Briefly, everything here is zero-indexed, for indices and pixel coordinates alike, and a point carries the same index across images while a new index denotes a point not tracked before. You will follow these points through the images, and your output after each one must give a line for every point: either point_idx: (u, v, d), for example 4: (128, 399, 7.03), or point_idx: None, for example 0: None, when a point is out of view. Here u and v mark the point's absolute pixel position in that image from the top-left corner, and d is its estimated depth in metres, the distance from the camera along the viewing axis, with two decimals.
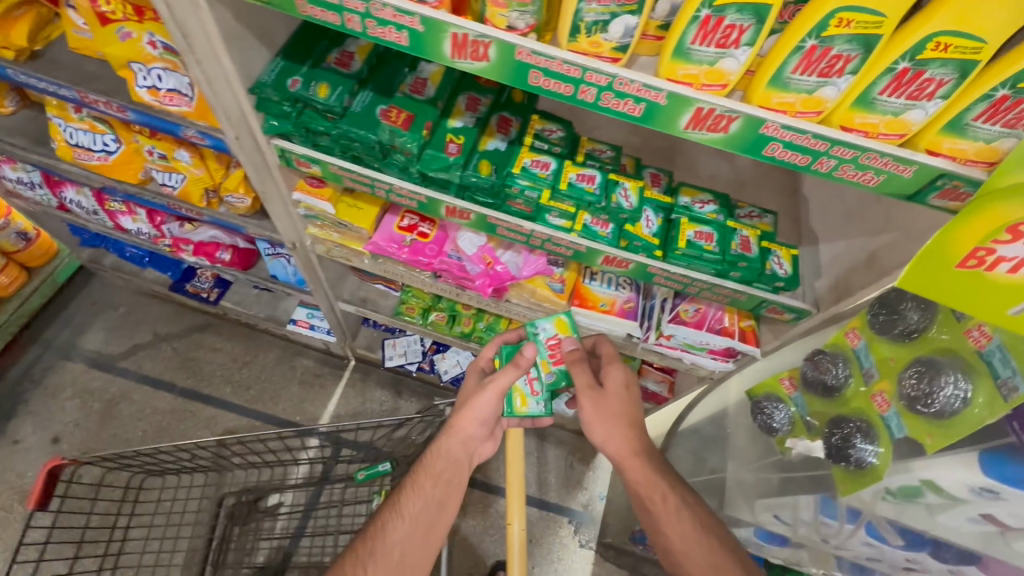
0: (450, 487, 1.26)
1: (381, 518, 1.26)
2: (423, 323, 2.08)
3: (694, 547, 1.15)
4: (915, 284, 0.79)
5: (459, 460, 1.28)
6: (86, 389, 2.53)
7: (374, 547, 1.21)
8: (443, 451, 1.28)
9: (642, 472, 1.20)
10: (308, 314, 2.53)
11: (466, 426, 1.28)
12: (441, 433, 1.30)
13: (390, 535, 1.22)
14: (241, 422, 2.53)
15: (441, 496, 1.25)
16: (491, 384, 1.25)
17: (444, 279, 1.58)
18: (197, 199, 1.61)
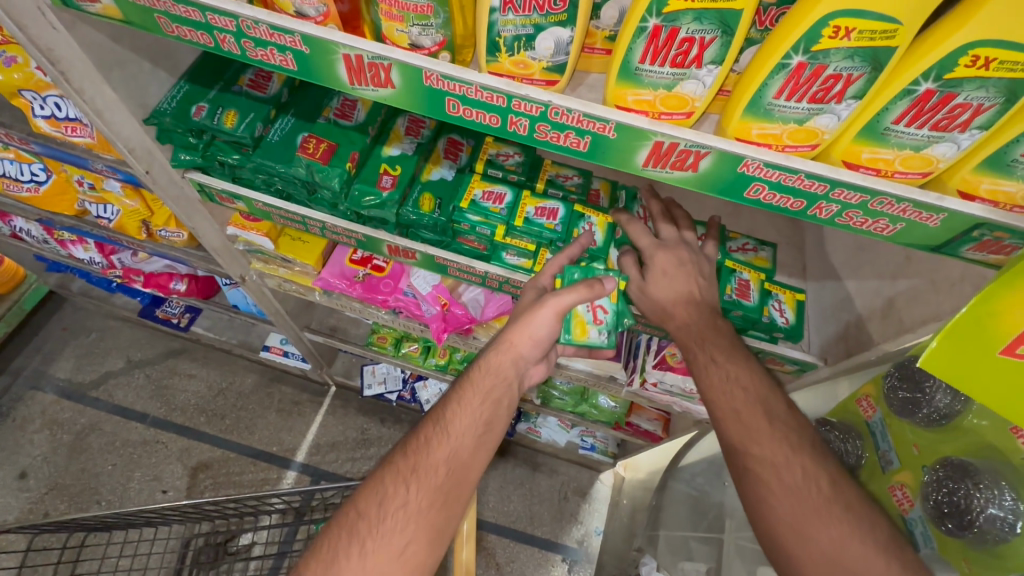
0: (504, 408, 0.90)
1: (423, 429, 0.86)
2: (395, 353, 1.92)
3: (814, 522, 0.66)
4: (943, 369, 0.59)
5: (514, 375, 0.93)
6: (55, 420, 2.41)
7: (415, 464, 0.81)
8: (493, 364, 0.92)
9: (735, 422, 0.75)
10: (281, 341, 2.40)
11: (520, 341, 0.94)
12: (490, 346, 0.96)
13: (436, 452, 0.82)
14: (215, 455, 2.39)
15: (494, 414, 0.88)
16: (551, 299, 0.92)
17: (404, 316, 1.41)
18: (135, 232, 1.47)
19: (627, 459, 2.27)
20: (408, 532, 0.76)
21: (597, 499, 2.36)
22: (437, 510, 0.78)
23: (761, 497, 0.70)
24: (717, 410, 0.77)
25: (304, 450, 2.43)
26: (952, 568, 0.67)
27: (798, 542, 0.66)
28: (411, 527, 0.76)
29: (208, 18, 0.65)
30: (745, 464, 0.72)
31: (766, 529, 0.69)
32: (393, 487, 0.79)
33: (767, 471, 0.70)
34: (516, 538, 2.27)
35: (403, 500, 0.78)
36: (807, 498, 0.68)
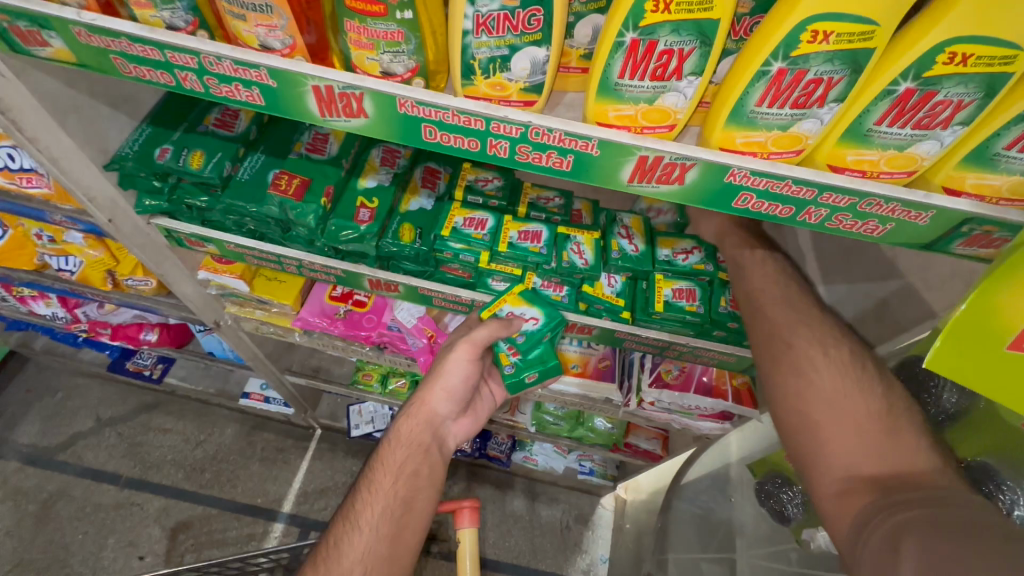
0: (422, 478, 0.95)
1: (335, 531, 0.89)
2: (382, 390, 1.85)
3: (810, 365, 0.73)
4: (950, 366, 0.57)
5: (427, 441, 1.00)
6: (19, 490, 2.25)
7: (328, 568, 0.83)
8: (405, 435, 1.00)
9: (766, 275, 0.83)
10: (261, 386, 2.31)
11: (432, 398, 1.03)
12: (402, 416, 1.04)
13: (348, 551, 0.85)
14: (195, 513, 2.25)
15: (411, 488, 0.94)
16: (463, 340, 0.99)
17: (390, 351, 1.35)
18: (99, 283, 1.40)
19: (627, 481, 2.22)
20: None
21: (600, 526, 2.27)
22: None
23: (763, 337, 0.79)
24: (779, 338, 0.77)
25: (291, 499, 2.32)
26: None
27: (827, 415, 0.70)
28: None
29: (167, 56, 0.62)
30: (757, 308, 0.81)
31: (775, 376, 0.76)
32: None
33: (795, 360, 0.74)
34: (519, 574, 2.17)
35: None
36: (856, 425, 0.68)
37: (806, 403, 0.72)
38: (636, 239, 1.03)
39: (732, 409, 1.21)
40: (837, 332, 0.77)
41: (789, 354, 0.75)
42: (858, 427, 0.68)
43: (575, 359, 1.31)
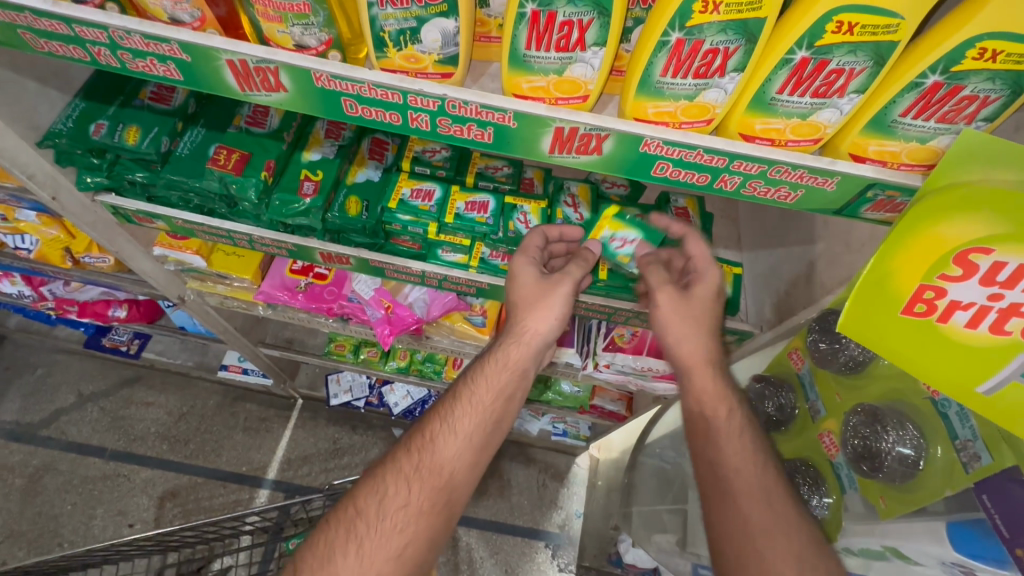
0: (515, 401, 0.87)
1: (429, 426, 0.83)
2: (355, 359, 1.88)
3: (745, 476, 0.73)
4: (862, 331, 0.56)
5: (531, 365, 0.89)
6: (6, 465, 2.30)
7: (418, 462, 0.79)
8: (507, 355, 0.87)
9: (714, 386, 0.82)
10: (239, 358, 2.34)
11: (542, 323, 0.89)
12: (506, 335, 0.90)
13: (441, 451, 0.79)
14: (181, 482, 2.32)
15: (504, 409, 0.85)
16: (564, 276, 0.91)
17: (354, 322, 1.37)
18: (59, 261, 1.40)
19: (599, 440, 2.30)
20: (408, 533, 0.74)
21: (576, 483, 2.39)
22: (439, 511, 0.76)
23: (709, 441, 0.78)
24: (717, 454, 0.76)
25: (275, 466, 2.38)
26: (873, 507, 0.73)
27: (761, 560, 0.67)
28: (412, 529, 0.74)
29: (76, 31, 0.61)
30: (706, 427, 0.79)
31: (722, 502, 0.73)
32: (393, 487, 0.76)
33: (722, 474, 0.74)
34: (498, 530, 2.27)
35: (405, 501, 0.76)
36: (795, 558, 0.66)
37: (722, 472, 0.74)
38: (582, 207, 1.05)
39: None
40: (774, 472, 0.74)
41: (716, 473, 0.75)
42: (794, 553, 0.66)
43: None
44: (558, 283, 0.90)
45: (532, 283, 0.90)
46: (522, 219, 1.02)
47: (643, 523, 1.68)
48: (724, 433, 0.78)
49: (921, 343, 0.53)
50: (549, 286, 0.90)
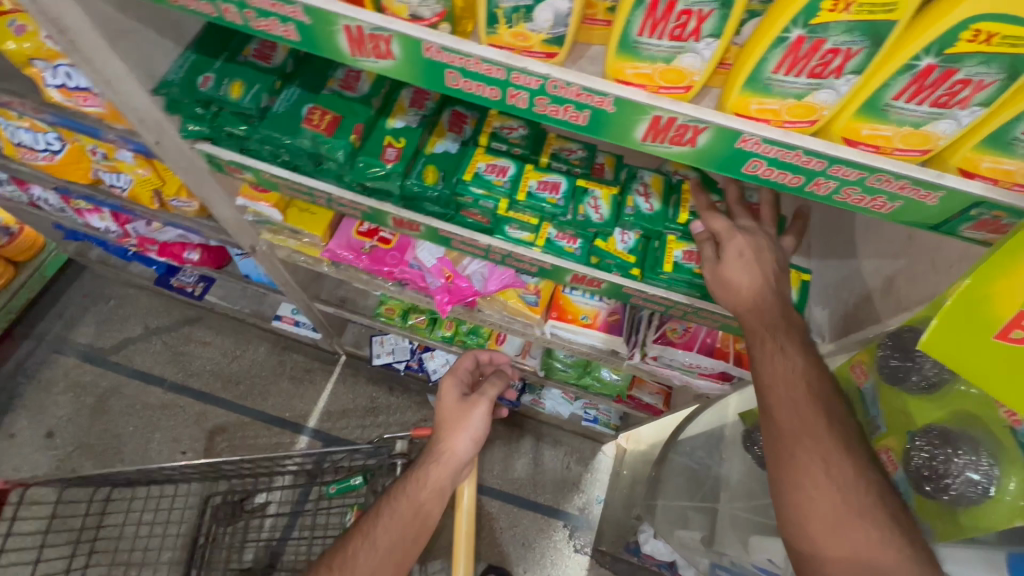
0: (428, 520, 1.07)
1: (353, 542, 1.06)
2: (402, 324, 1.95)
3: (804, 442, 0.73)
4: (944, 351, 0.55)
5: (449, 484, 1.08)
6: (78, 383, 2.52)
7: (338, 574, 1.01)
8: (429, 477, 1.07)
9: (779, 362, 0.77)
10: (293, 311, 2.47)
11: (456, 442, 1.11)
12: (427, 459, 1.11)
13: (358, 564, 1.01)
14: (230, 418, 2.51)
15: (417, 525, 1.05)
16: (478, 402, 1.17)
17: (410, 288, 1.44)
18: (147, 202, 1.50)
19: (628, 432, 2.32)
20: None
21: (599, 470, 2.42)
22: None
23: (769, 418, 0.76)
24: (785, 447, 0.74)
25: (316, 415, 2.54)
26: (928, 529, 0.73)
27: (829, 538, 0.69)
28: None
29: None
30: (766, 401, 0.77)
31: (793, 470, 0.72)
32: None
33: (794, 446, 0.73)
34: (518, 504, 2.34)
35: None
36: (854, 558, 0.67)
37: (787, 442, 0.74)
38: (653, 197, 1.04)
39: (731, 371, 1.26)
40: (844, 445, 0.73)
41: (784, 442, 0.74)
42: (864, 541, 0.67)
43: (585, 311, 1.39)
44: (473, 409, 1.16)
45: (454, 408, 1.17)
46: (592, 203, 1.03)
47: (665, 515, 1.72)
48: (792, 431, 0.74)
49: (1013, 372, 0.51)
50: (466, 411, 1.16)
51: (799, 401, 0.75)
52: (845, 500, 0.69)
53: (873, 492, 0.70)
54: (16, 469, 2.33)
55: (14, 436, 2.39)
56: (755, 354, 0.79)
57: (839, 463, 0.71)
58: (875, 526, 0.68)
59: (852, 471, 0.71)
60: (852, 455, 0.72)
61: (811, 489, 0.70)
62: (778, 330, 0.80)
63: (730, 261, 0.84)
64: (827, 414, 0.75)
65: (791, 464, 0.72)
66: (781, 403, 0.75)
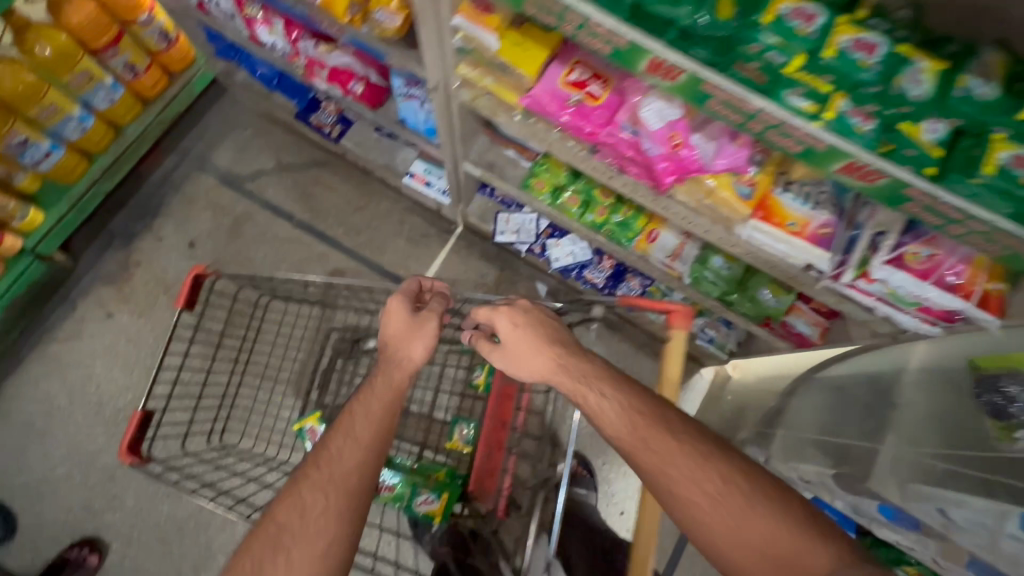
0: (387, 413, 1.17)
1: (335, 440, 1.12)
2: (550, 202, 1.86)
3: (676, 460, 1.00)
4: None
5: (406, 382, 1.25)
6: (217, 203, 2.64)
7: (325, 470, 1.07)
8: (392, 377, 1.23)
9: (547, 365, 1.22)
10: (426, 170, 2.38)
11: (414, 348, 1.30)
12: (377, 370, 1.26)
13: (341, 459, 1.08)
14: (349, 265, 2.60)
15: (389, 417, 1.17)
16: (431, 316, 1.35)
17: (600, 156, 1.38)
18: (341, 12, 1.38)
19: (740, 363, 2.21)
20: (326, 523, 1.01)
21: (692, 390, 2.39)
22: (345, 503, 1.03)
23: (652, 440, 1.03)
24: (666, 491, 0.99)
25: None
26: None
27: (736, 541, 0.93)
28: (329, 523, 1.01)
29: None
30: (608, 408, 1.10)
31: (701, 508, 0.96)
32: (309, 497, 1.03)
33: (673, 454, 1.01)
34: None
35: (315, 504, 1.03)
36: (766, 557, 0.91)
37: (672, 483, 0.99)
38: (994, 83, 0.84)
39: (969, 312, 1.15)
40: (700, 428, 1.07)
41: (656, 459, 1.01)
42: (772, 527, 0.93)
43: (795, 217, 1.26)
44: (420, 329, 1.33)
45: (403, 326, 1.33)
46: (911, 76, 0.88)
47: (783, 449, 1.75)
48: (671, 455, 1.01)
49: None
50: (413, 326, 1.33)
51: (615, 400, 1.10)
52: (723, 506, 0.95)
53: (729, 464, 1.00)
54: (164, 270, 2.55)
55: (162, 240, 2.58)
56: (541, 368, 1.23)
57: (708, 473, 0.99)
58: (747, 483, 0.97)
59: (716, 482, 0.97)
60: (707, 431, 1.06)
61: (722, 512, 0.95)
62: (558, 356, 1.22)
63: (510, 332, 1.27)
64: (660, 401, 1.11)
65: (678, 463, 1.00)
66: (676, 489, 0.98)
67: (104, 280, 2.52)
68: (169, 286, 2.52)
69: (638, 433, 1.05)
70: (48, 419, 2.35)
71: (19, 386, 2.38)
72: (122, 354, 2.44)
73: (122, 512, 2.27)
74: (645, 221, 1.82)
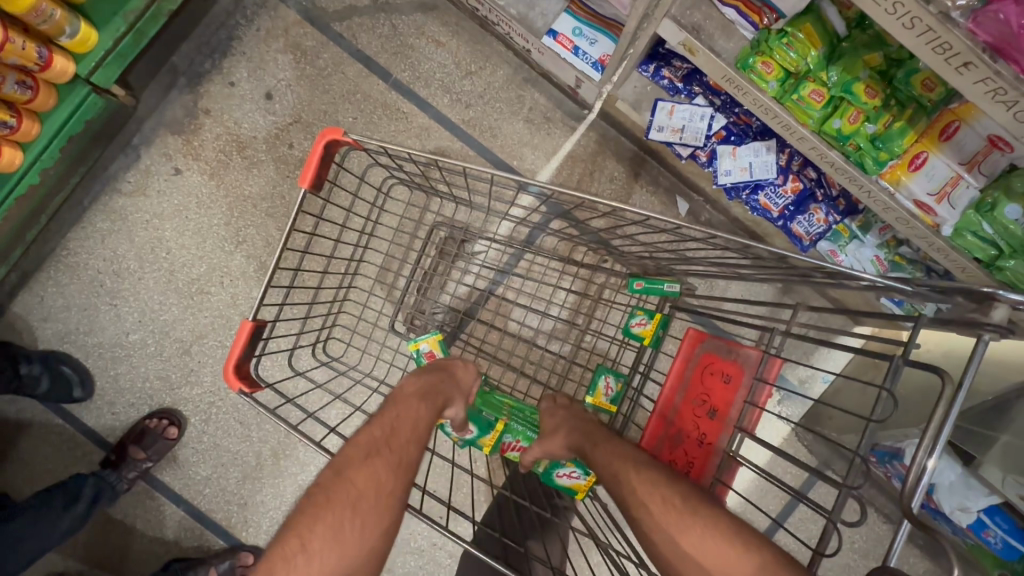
0: (404, 429, 1.17)
1: (345, 450, 1.11)
2: (776, 95, 1.34)
3: (676, 511, 1.00)
4: None
5: (423, 412, 1.23)
6: (298, 46, 2.13)
7: (335, 476, 1.06)
8: (401, 413, 1.21)
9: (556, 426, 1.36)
10: (574, 30, 1.79)
11: (414, 405, 1.24)
12: (388, 401, 1.25)
13: (354, 472, 1.07)
14: (453, 146, 2.13)
15: (402, 434, 1.16)
16: (431, 388, 1.31)
17: (971, 22, 0.91)
18: None
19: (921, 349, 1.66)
20: (339, 533, 1.00)
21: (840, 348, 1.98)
22: (358, 515, 1.02)
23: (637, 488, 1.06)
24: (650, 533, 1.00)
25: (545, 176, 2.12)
26: None
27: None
28: (342, 532, 1.00)
29: None
30: (601, 465, 1.17)
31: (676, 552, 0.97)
32: (322, 504, 1.02)
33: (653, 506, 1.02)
34: None
35: (328, 516, 1.01)
36: None
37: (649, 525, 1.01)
38: None
39: None
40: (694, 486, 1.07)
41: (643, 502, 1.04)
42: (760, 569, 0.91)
43: None
44: (422, 395, 1.28)
45: (408, 397, 1.26)
46: None
47: (1003, 456, 1.42)
48: (639, 493, 1.05)
49: None
50: (421, 394, 1.28)
51: (619, 458, 1.15)
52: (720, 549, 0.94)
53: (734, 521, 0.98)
54: (237, 123, 2.15)
55: (235, 86, 2.14)
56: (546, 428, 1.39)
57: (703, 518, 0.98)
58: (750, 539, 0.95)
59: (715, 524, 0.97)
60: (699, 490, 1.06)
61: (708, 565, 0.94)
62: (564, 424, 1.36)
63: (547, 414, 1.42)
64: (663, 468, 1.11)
65: (658, 510, 1.01)
66: (666, 544, 0.98)
67: (169, 127, 2.14)
68: (243, 145, 2.14)
69: (633, 483, 1.07)
70: (117, 280, 2.15)
71: (84, 239, 2.14)
72: (193, 219, 2.16)
73: (200, 388, 2.15)
74: (913, 138, 1.31)
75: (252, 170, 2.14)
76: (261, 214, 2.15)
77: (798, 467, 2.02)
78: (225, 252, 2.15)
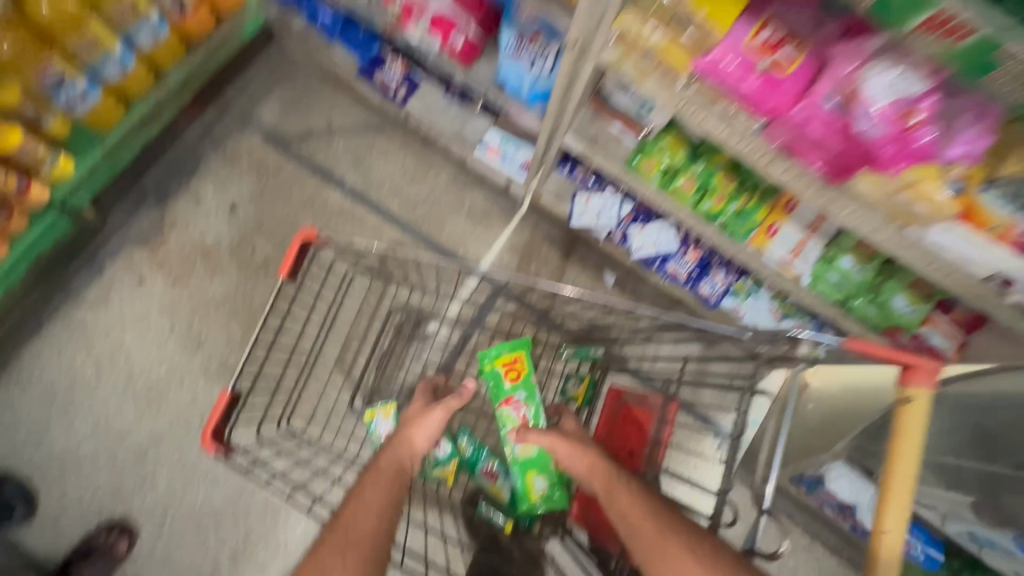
0: (384, 502, 1.27)
1: (330, 534, 1.20)
2: (659, 187, 1.70)
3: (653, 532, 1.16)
4: None
5: (401, 480, 1.33)
6: (262, 164, 2.41)
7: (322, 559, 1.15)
8: (381, 482, 1.31)
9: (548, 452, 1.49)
10: (500, 141, 2.17)
11: (392, 472, 1.34)
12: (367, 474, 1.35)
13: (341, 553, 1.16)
14: (405, 241, 2.40)
15: (382, 505, 1.26)
16: (410, 448, 1.41)
17: (768, 133, 1.22)
18: None
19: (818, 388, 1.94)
20: None
21: None
22: None
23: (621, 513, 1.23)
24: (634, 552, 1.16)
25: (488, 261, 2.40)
26: None
27: None
28: None
29: None
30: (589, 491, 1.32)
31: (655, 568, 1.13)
32: None
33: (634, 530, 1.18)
34: None
35: None
36: None
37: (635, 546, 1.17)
38: None
39: None
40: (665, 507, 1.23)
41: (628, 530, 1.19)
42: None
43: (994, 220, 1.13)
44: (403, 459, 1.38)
45: (388, 462, 1.37)
46: None
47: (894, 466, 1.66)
48: (621, 518, 1.22)
49: None
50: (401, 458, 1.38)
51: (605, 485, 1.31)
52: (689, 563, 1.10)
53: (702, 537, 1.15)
54: (202, 234, 2.34)
55: (201, 202, 2.36)
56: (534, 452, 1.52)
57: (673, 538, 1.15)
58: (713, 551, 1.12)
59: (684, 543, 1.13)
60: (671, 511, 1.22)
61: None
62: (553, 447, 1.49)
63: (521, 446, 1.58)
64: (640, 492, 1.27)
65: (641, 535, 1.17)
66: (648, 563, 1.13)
67: (135, 241, 2.30)
68: (207, 252, 2.31)
69: (614, 511, 1.23)
70: (72, 391, 2.16)
71: (39, 353, 2.18)
72: (155, 324, 2.25)
73: (155, 494, 2.12)
74: (767, 212, 1.66)
75: (216, 275, 2.30)
76: (223, 314, 2.28)
77: (744, 505, 2.18)
78: (186, 353, 2.24)
